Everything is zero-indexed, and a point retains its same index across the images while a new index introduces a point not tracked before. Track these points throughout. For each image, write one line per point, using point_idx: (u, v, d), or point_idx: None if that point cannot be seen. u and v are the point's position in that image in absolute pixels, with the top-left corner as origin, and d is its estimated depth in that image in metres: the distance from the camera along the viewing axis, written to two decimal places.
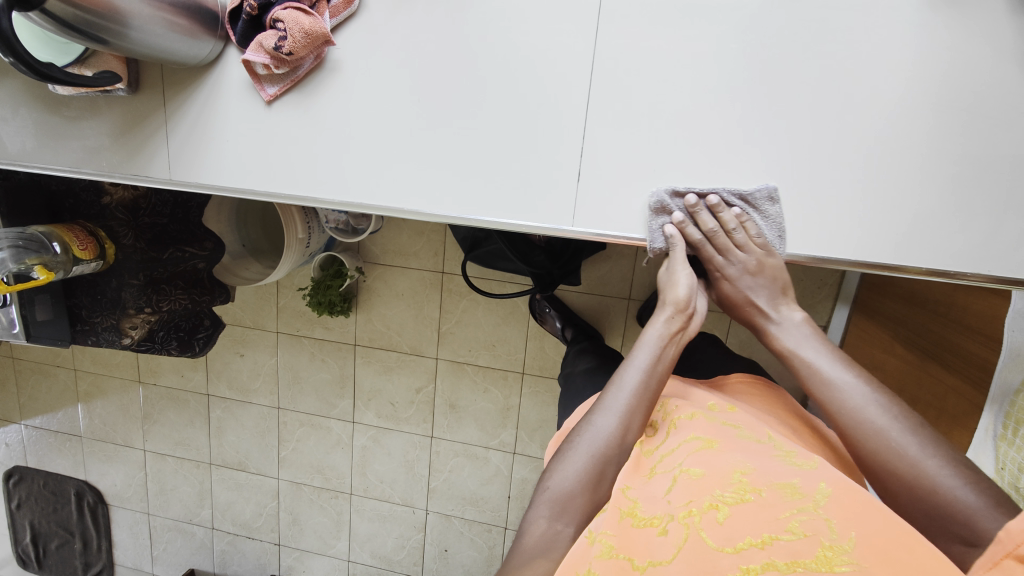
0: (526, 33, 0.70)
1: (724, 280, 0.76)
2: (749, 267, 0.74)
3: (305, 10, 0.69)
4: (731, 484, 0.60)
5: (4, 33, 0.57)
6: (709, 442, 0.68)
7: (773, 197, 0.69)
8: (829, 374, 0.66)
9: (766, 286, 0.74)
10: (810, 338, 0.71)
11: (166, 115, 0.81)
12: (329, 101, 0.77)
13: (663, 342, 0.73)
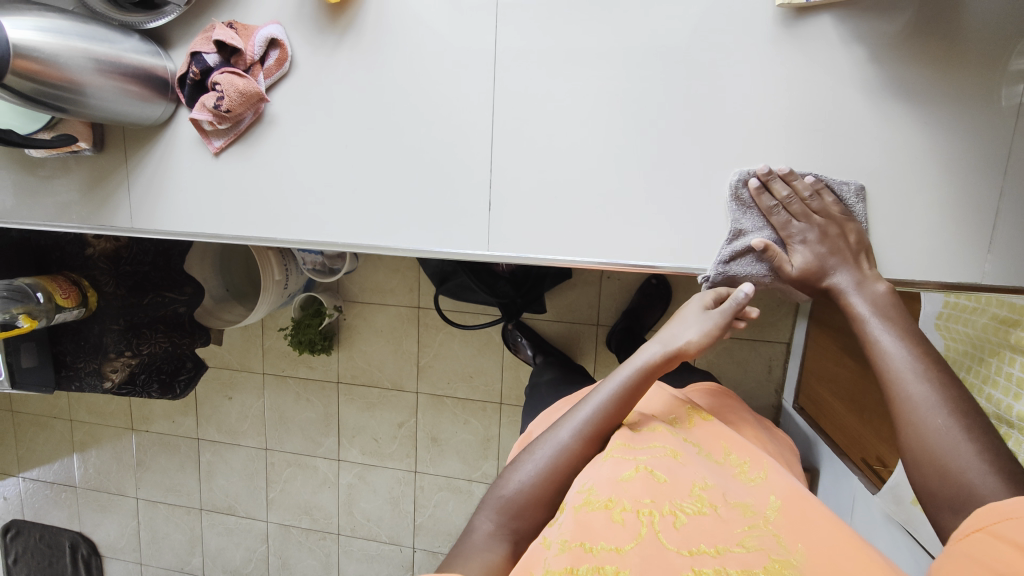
0: (435, 82, 0.79)
1: (803, 247, 0.70)
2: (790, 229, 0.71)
3: (239, 73, 0.79)
4: (692, 496, 0.59)
5: None
6: (673, 451, 0.64)
7: (861, 195, 0.68)
8: (885, 350, 0.59)
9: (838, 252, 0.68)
10: (881, 309, 0.64)
11: (127, 170, 0.91)
12: (269, 151, 0.85)
13: (639, 359, 0.71)
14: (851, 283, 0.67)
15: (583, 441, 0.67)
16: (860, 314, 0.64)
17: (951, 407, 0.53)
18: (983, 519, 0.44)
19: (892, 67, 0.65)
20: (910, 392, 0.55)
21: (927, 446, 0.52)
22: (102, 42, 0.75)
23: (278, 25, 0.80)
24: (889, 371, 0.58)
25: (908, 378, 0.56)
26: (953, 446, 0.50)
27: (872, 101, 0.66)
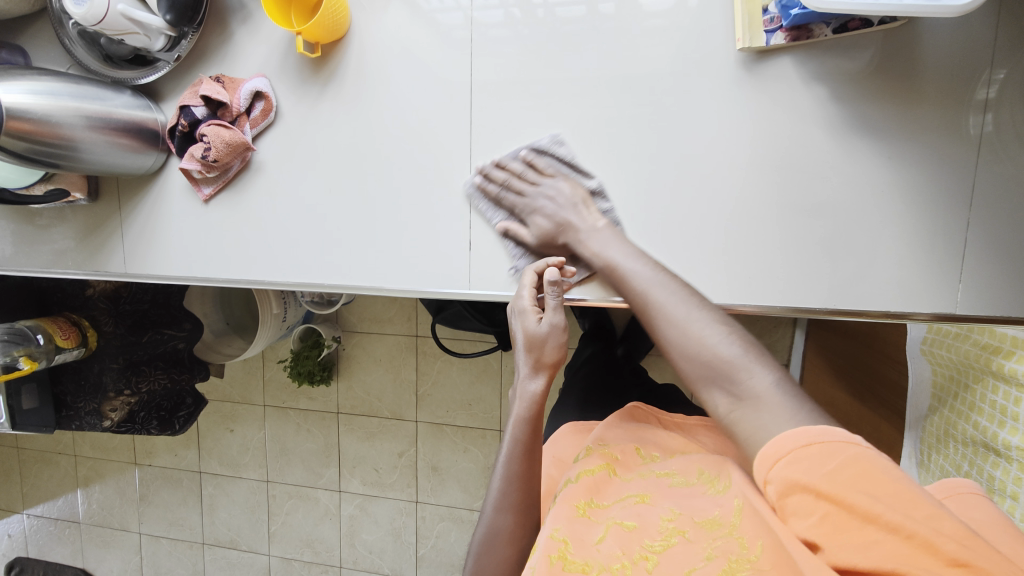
0: (414, 127, 0.81)
1: (537, 214, 0.77)
2: (558, 194, 0.75)
3: (225, 125, 0.81)
4: (660, 532, 0.58)
5: None
6: (643, 495, 0.65)
7: (558, 141, 0.76)
8: (627, 278, 0.66)
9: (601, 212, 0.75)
10: (613, 238, 0.71)
11: (120, 218, 0.94)
12: (256, 197, 0.88)
13: (523, 402, 0.70)
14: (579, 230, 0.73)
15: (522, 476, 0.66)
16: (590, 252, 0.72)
17: (699, 303, 0.59)
18: (775, 456, 0.45)
19: (852, 104, 0.67)
20: (661, 299, 0.61)
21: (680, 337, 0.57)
22: (92, 99, 0.79)
23: (263, 77, 0.83)
24: (646, 286, 0.64)
25: (667, 290, 0.62)
26: (699, 334, 0.56)
27: (836, 138, 0.68)
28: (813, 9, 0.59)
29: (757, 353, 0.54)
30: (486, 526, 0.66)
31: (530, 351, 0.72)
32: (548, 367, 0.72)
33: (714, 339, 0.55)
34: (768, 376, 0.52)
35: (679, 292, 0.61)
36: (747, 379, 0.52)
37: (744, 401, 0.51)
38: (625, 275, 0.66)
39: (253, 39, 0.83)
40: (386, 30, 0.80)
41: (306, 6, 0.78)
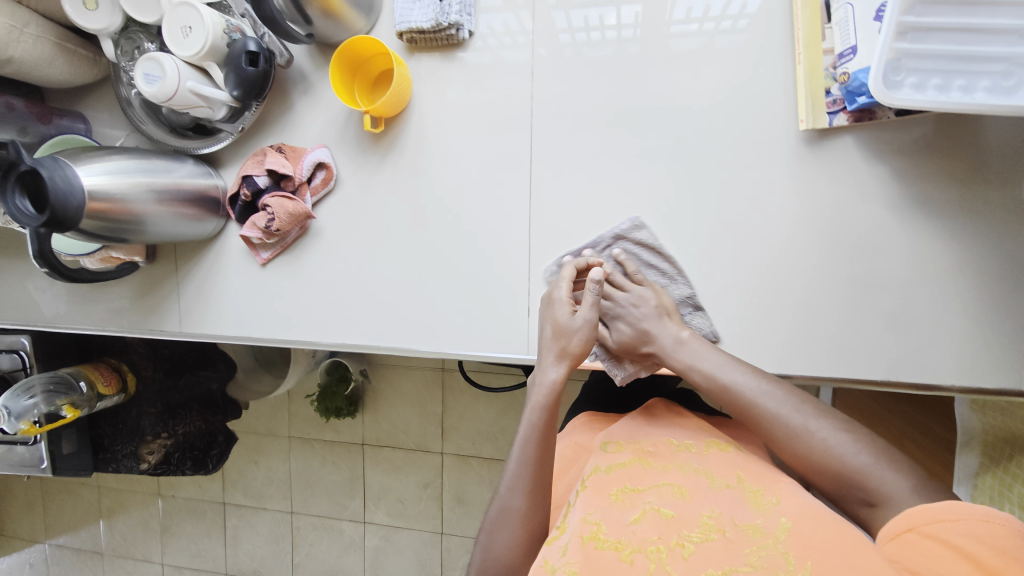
0: (473, 196, 0.83)
1: (619, 322, 0.75)
2: (644, 303, 0.73)
3: (289, 196, 0.83)
4: (698, 526, 0.56)
5: (42, 249, 0.67)
6: (680, 489, 0.61)
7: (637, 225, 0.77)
8: (727, 383, 0.64)
9: (654, 314, 0.72)
10: (700, 350, 0.68)
11: (177, 279, 0.95)
12: (313, 261, 0.89)
13: (542, 389, 0.70)
14: (669, 338, 0.70)
15: (535, 458, 0.66)
16: (679, 363, 0.68)
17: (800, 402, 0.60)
18: (948, 513, 0.48)
19: (913, 183, 0.69)
20: (768, 408, 0.61)
21: (805, 448, 0.58)
22: (159, 173, 0.80)
23: (325, 148, 0.85)
24: (744, 395, 0.62)
25: (766, 394, 0.62)
26: (829, 444, 0.57)
27: (897, 215, 0.70)
28: (884, 104, 0.61)
29: (888, 456, 0.56)
30: (500, 505, 0.65)
31: (556, 340, 0.72)
32: (573, 358, 0.71)
33: (843, 449, 0.56)
34: (904, 482, 0.54)
35: (786, 407, 0.60)
36: (876, 482, 0.54)
37: (878, 505, 0.54)
38: (725, 386, 0.64)
39: (314, 110, 0.86)
40: (446, 103, 0.82)
41: (367, 88, 0.82)
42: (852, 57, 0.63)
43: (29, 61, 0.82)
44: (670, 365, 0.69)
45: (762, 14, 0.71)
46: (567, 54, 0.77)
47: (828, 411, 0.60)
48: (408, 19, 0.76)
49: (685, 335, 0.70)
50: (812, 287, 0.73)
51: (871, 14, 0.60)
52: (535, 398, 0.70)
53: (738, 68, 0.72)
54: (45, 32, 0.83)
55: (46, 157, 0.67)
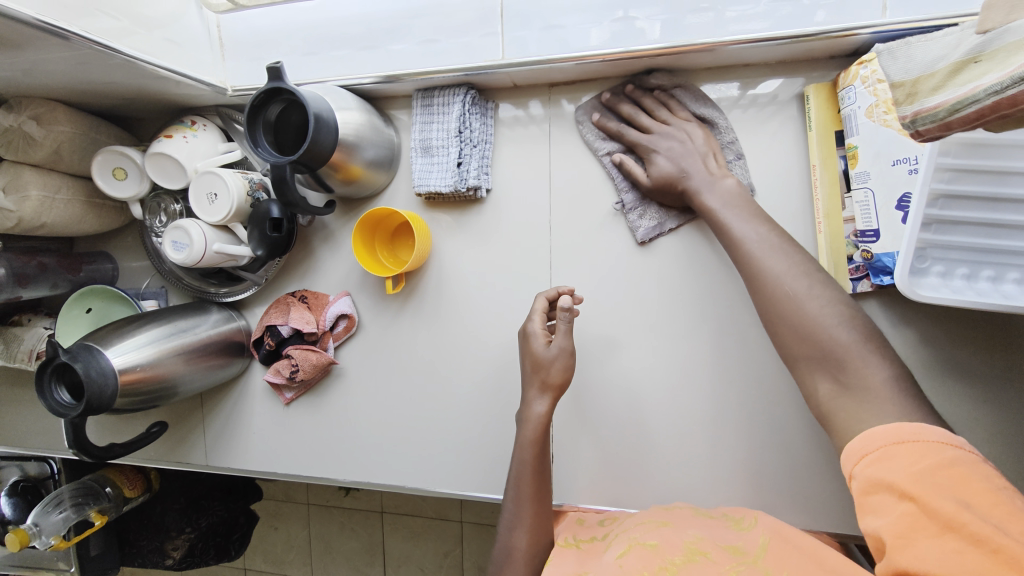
0: (496, 339, 0.83)
1: (657, 155, 0.70)
2: (684, 138, 0.70)
3: (311, 347, 0.84)
4: (682, 550, 0.52)
5: (79, 435, 0.68)
6: (665, 521, 0.61)
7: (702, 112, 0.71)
8: (740, 237, 0.63)
9: (694, 150, 0.69)
10: (732, 196, 0.66)
11: (203, 414, 0.96)
12: (337, 400, 0.90)
13: (529, 424, 0.67)
14: (702, 179, 0.68)
15: (532, 484, 0.66)
16: (711, 206, 0.66)
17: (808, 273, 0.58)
18: (868, 448, 0.44)
19: (942, 348, 0.68)
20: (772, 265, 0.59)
21: (791, 314, 0.56)
22: (185, 335, 0.81)
23: (347, 295, 0.86)
24: (751, 249, 0.62)
25: (766, 249, 0.61)
26: (821, 316, 0.54)
27: (927, 378, 0.69)
28: (907, 296, 0.60)
29: (876, 347, 0.51)
30: (503, 542, 0.64)
31: (536, 372, 0.69)
32: (555, 390, 0.69)
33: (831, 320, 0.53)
34: (884, 369, 0.50)
35: (789, 263, 0.59)
36: (831, 337, 0.52)
37: (853, 390, 0.50)
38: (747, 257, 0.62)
39: (335, 257, 0.87)
40: (467, 253, 0.83)
41: (386, 243, 0.83)
42: (874, 240, 0.63)
43: (60, 223, 0.84)
44: (702, 203, 0.67)
45: (777, 178, 0.72)
46: (584, 208, 0.78)
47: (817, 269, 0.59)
48: (428, 182, 0.78)
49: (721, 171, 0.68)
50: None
51: (893, 205, 0.60)
52: (526, 437, 0.67)
53: None
54: (75, 194, 0.85)
55: (81, 348, 0.69)
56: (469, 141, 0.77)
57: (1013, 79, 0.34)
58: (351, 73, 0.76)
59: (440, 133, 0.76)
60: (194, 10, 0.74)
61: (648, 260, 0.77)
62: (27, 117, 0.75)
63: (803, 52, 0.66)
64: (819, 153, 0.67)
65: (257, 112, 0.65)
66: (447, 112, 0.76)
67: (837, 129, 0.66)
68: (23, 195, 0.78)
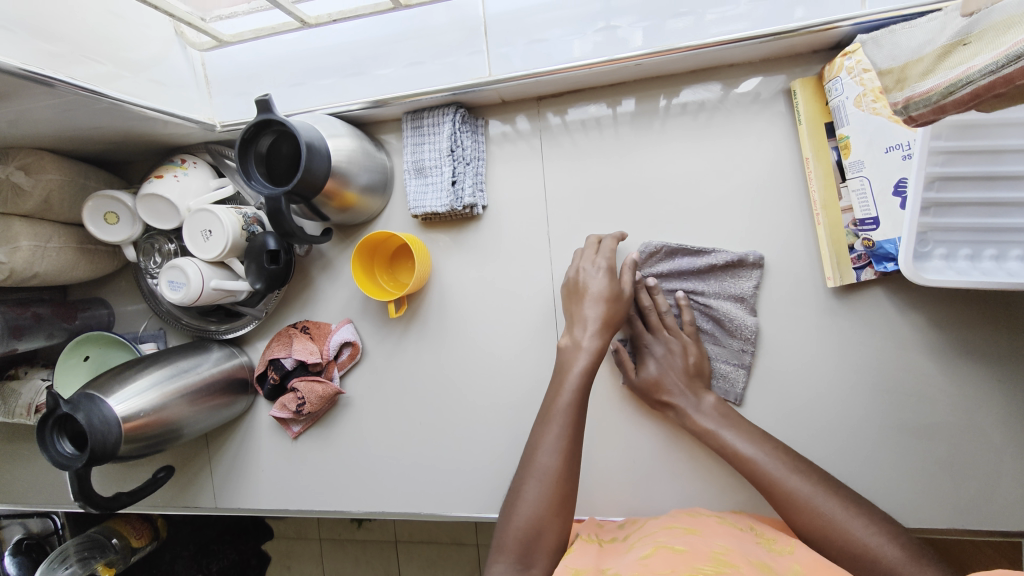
0: (502, 356, 0.82)
1: (651, 360, 0.73)
2: (675, 349, 0.72)
3: (317, 378, 0.83)
4: (709, 560, 0.50)
5: (81, 486, 0.66)
6: (691, 529, 0.60)
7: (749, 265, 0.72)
8: (745, 455, 0.63)
9: (680, 363, 0.72)
10: (726, 418, 0.67)
11: (209, 455, 0.94)
12: (346, 430, 0.89)
13: (582, 354, 0.64)
14: (688, 400, 0.70)
15: (575, 414, 0.61)
16: (707, 428, 0.67)
17: (826, 488, 0.59)
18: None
19: (951, 330, 0.68)
20: (796, 483, 0.59)
21: (829, 534, 0.55)
22: (187, 375, 0.79)
23: (349, 322, 0.85)
24: (767, 471, 0.61)
25: (789, 473, 0.60)
26: (847, 526, 0.55)
27: (939, 362, 0.68)
28: (913, 280, 0.60)
29: (919, 557, 0.51)
30: (533, 461, 0.59)
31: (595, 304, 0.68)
32: (609, 325, 0.66)
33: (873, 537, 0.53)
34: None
35: (782, 466, 0.61)
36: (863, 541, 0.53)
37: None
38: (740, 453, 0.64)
39: (335, 285, 0.86)
40: (468, 271, 0.83)
41: (385, 267, 0.82)
42: (874, 227, 0.62)
43: (53, 271, 0.83)
44: (696, 426, 0.68)
45: (771, 174, 0.72)
46: (582, 217, 0.78)
47: (850, 495, 0.59)
48: (423, 203, 0.77)
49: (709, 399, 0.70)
50: (862, 438, 0.71)
51: (890, 190, 0.60)
52: (576, 367, 0.64)
53: (754, 225, 0.73)
54: (67, 241, 0.84)
55: (81, 397, 0.67)
56: (462, 160, 0.77)
57: (1006, 58, 0.34)
58: (339, 100, 0.76)
59: (432, 153, 0.76)
60: (178, 49, 0.74)
61: None
62: (15, 167, 0.75)
63: (786, 48, 0.67)
64: (811, 145, 0.68)
65: (251, 143, 0.65)
66: (438, 132, 0.76)
67: (826, 121, 0.67)
68: (14, 246, 0.76)
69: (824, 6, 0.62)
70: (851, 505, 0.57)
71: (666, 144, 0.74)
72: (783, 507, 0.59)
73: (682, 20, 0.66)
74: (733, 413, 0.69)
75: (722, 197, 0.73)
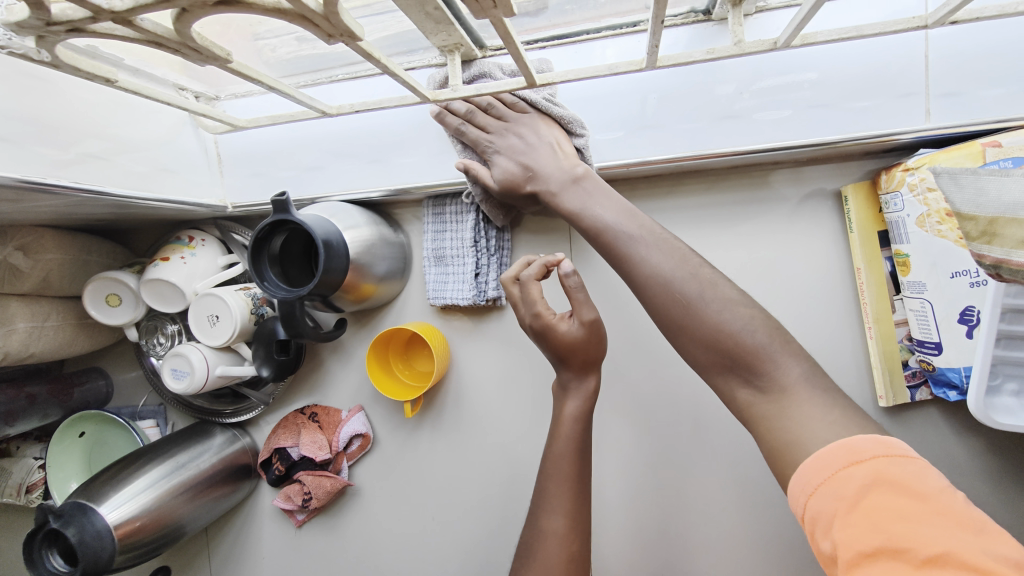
0: (523, 452, 0.77)
1: (500, 158, 0.62)
2: (529, 134, 0.62)
3: (326, 472, 0.77)
4: None
5: None
6: None
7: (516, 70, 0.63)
8: (602, 224, 0.55)
9: (542, 150, 0.61)
10: (595, 193, 0.58)
11: (208, 538, 0.88)
12: (353, 522, 0.83)
13: (574, 399, 0.59)
14: (558, 176, 0.60)
15: (578, 420, 0.58)
16: (569, 209, 0.58)
17: (681, 261, 0.50)
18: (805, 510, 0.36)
19: (1012, 458, 0.63)
20: (655, 263, 0.50)
21: (697, 333, 0.46)
22: (186, 469, 0.74)
23: (361, 411, 0.80)
24: (624, 244, 0.53)
25: (638, 240, 0.53)
26: (716, 319, 0.45)
27: (998, 490, 0.63)
28: (982, 420, 0.54)
29: (782, 338, 0.44)
30: (538, 526, 0.55)
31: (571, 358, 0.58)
32: (591, 365, 0.58)
33: (732, 318, 0.45)
34: (798, 365, 0.43)
35: (633, 227, 0.54)
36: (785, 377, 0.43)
37: (768, 391, 0.43)
38: (599, 225, 0.56)
39: (346, 369, 0.82)
40: (487, 362, 0.78)
41: (400, 357, 0.77)
42: (935, 352, 0.58)
43: (48, 350, 0.78)
44: (563, 208, 0.59)
45: (816, 278, 0.67)
46: (611, 313, 0.73)
47: (717, 275, 0.49)
48: (443, 295, 0.73)
49: (579, 169, 0.59)
50: None
51: (956, 318, 0.55)
52: (566, 411, 0.59)
53: (797, 334, 0.68)
54: (65, 318, 0.80)
55: (73, 509, 0.64)
56: (485, 250, 0.72)
57: None
58: (357, 187, 0.72)
59: (454, 242, 0.72)
60: (189, 130, 0.71)
61: (678, 383, 0.71)
62: (13, 248, 0.69)
63: (836, 153, 0.63)
64: (863, 254, 0.63)
65: (263, 245, 0.61)
66: (460, 221, 0.72)
67: (880, 230, 0.62)
68: (10, 329, 0.71)
69: (883, 116, 0.57)
70: (706, 284, 0.48)
71: (703, 240, 0.70)
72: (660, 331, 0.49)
73: (725, 121, 0.61)
74: (592, 181, 0.59)
75: (763, 299, 0.69)
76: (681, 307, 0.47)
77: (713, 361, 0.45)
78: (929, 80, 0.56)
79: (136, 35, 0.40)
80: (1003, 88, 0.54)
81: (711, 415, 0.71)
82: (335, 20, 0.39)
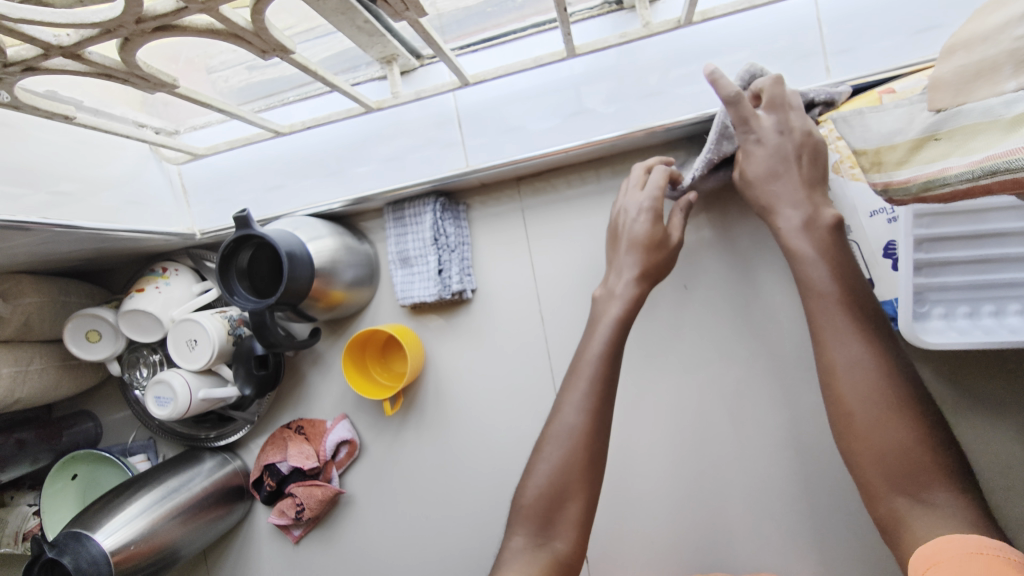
0: (504, 438, 0.79)
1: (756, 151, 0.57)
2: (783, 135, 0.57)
3: (316, 481, 0.79)
4: None
5: None
6: None
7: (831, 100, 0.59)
8: (813, 286, 0.53)
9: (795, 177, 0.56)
10: (824, 243, 0.54)
11: (207, 566, 0.89)
12: (348, 530, 0.85)
13: (609, 301, 0.60)
14: (792, 214, 0.56)
15: (590, 412, 0.53)
16: (801, 248, 0.54)
17: (885, 370, 0.47)
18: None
19: (959, 383, 0.66)
20: (851, 353, 0.48)
21: (867, 430, 0.46)
22: (178, 493, 0.76)
23: (345, 418, 0.83)
24: (823, 324, 0.51)
25: (840, 334, 0.50)
26: (887, 420, 0.45)
27: (952, 416, 0.67)
28: (915, 344, 0.57)
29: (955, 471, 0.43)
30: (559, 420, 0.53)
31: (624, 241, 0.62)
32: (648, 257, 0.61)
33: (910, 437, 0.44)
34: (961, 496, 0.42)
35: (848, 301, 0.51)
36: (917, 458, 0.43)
37: (929, 507, 0.42)
38: (810, 277, 0.53)
39: (328, 379, 0.85)
40: (460, 357, 0.81)
41: (379, 360, 0.81)
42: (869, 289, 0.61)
43: (35, 394, 0.80)
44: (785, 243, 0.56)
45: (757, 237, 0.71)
46: (574, 296, 0.76)
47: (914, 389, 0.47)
48: (411, 293, 0.77)
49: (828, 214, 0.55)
50: None
51: (880, 253, 0.58)
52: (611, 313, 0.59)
53: (748, 290, 0.71)
54: (48, 360, 0.81)
55: (67, 537, 0.66)
56: (446, 247, 0.76)
57: (982, 170, 0.33)
58: (320, 201, 0.76)
59: (416, 243, 0.76)
60: (154, 164, 0.75)
61: (644, 354, 0.74)
62: None
63: None
64: None
65: (230, 261, 0.64)
66: (420, 223, 0.76)
67: None
68: None
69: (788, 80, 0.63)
70: (907, 407, 0.45)
71: None
72: (840, 419, 0.48)
73: (651, 99, 0.66)
74: (835, 233, 0.54)
75: (711, 263, 0.72)
76: (860, 404, 0.46)
77: (882, 459, 0.44)
78: (824, 40, 0.62)
79: (87, 69, 0.44)
80: (886, 43, 0.61)
81: (678, 379, 0.73)
82: (265, 36, 0.43)
